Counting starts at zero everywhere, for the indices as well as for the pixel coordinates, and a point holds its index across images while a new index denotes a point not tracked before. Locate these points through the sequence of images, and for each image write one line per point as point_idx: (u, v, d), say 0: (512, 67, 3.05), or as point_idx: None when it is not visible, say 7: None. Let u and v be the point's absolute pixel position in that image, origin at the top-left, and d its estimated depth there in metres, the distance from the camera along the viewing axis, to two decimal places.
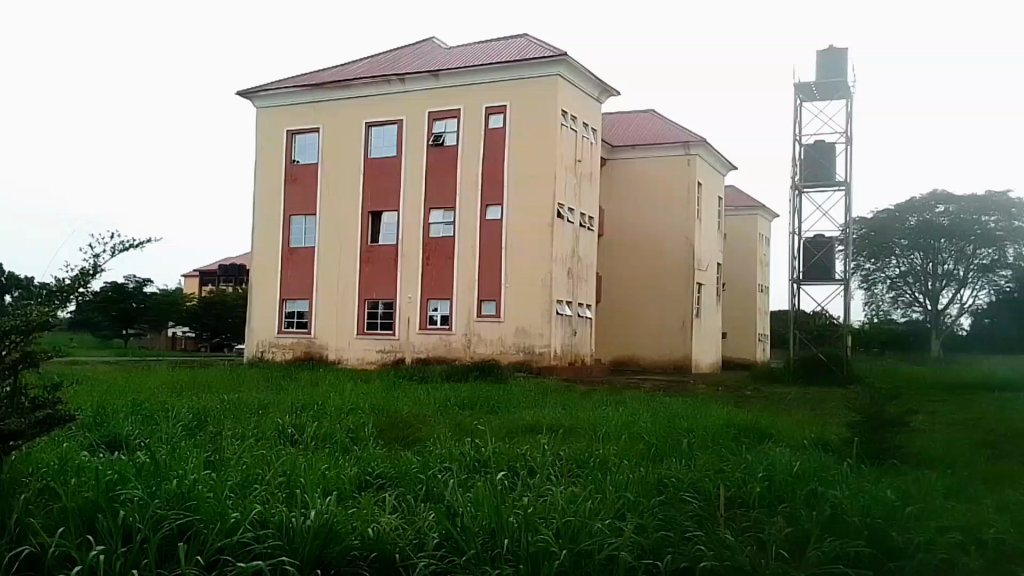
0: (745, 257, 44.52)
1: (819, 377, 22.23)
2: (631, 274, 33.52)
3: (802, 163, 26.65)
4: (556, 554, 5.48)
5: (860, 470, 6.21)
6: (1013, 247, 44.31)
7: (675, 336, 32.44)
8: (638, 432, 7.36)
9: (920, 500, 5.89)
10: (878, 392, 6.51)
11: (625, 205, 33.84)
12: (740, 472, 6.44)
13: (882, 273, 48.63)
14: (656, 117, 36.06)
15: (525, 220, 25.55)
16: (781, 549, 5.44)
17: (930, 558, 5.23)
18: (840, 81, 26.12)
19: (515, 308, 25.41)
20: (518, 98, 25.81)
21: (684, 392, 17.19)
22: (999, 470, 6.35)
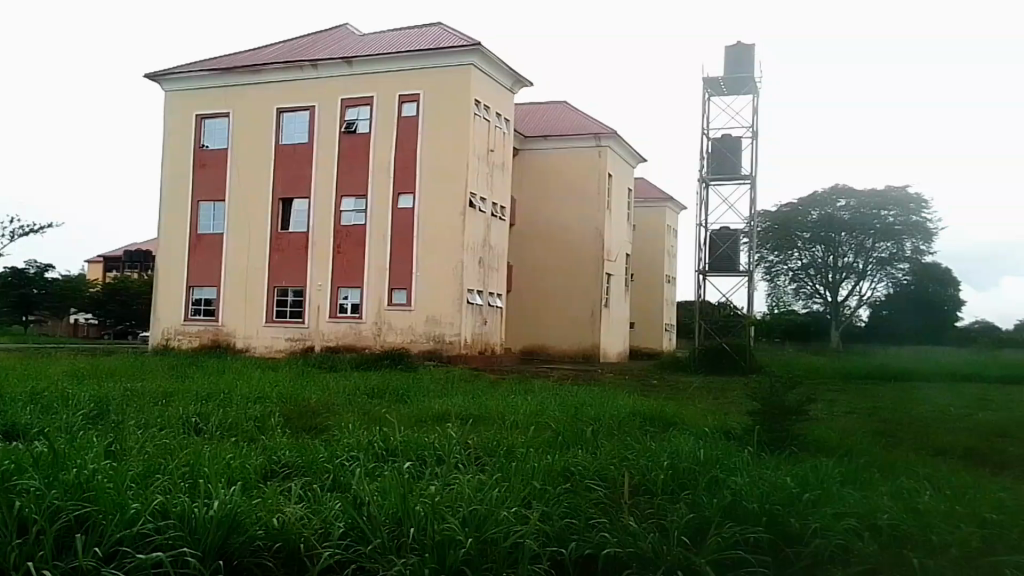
0: (655, 249, 45.53)
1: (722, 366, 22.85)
2: (542, 266, 33.50)
3: (709, 157, 26.74)
4: (462, 543, 5.47)
5: (762, 457, 6.25)
6: None
7: (584, 327, 32.73)
8: (547, 421, 7.38)
9: (817, 486, 5.88)
10: (779, 381, 6.62)
11: (537, 194, 33.76)
12: (645, 459, 6.51)
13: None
14: (568, 107, 36.16)
15: (437, 209, 25.38)
16: (682, 536, 5.54)
17: (826, 543, 5.31)
18: (748, 76, 26.35)
19: (427, 297, 25.27)
20: (430, 86, 25.61)
21: (592, 380, 17.61)
22: (894, 458, 6.41)
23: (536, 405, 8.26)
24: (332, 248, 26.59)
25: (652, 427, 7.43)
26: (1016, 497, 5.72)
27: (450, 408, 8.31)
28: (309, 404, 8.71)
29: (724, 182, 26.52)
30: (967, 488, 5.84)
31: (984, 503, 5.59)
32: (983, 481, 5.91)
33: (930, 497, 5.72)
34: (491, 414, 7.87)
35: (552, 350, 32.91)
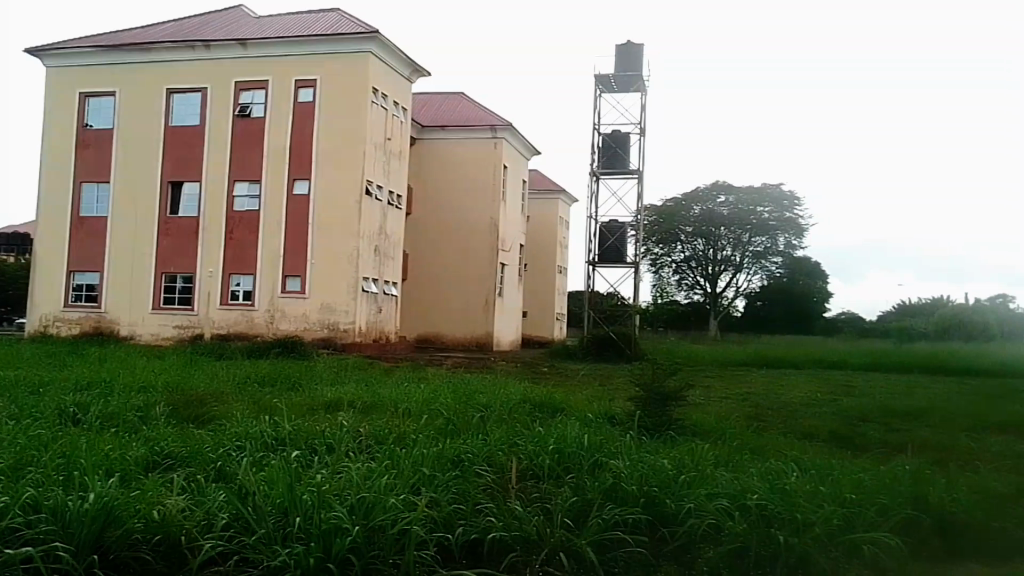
0: (550, 241, 46.15)
1: (609, 355, 23.46)
2: (437, 254, 32.76)
3: (600, 151, 27.26)
4: (348, 531, 5.40)
5: (642, 442, 6.45)
6: (784, 236, 41.61)
7: (478, 315, 32.29)
8: (437, 408, 7.49)
9: (693, 468, 6.13)
10: (661, 368, 6.99)
11: (434, 181, 32.89)
12: (532, 445, 6.64)
13: (671, 257, 46.51)
14: (463, 97, 35.11)
15: (332, 196, 25.04)
16: (566, 518, 5.70)
17: (700, 523, 5.54)
18: (635, 75, 27.01)
19: (322, 284, 24.84)
20: (326, 72, 25.24)
21: (483, 368, 17.96)
22: (762, 441, 6.77)
23: (430, 393, 8.45)
24: (223, 233, 25.83)
25: (538, 412, 7.61)
26: (873, 476, 6.08)
27: (341, 396, 8.48)
28: (195, 392, 8.63)
29: (614, 177, 27.17)
30: (832, 469, 6.16)
31: (846, 483, 5.91)
32: (844, 465, 6.26)
33: (797, 477, 6.00)
34: (383, 401, 8.00)
35: (446, 339, 32.39)
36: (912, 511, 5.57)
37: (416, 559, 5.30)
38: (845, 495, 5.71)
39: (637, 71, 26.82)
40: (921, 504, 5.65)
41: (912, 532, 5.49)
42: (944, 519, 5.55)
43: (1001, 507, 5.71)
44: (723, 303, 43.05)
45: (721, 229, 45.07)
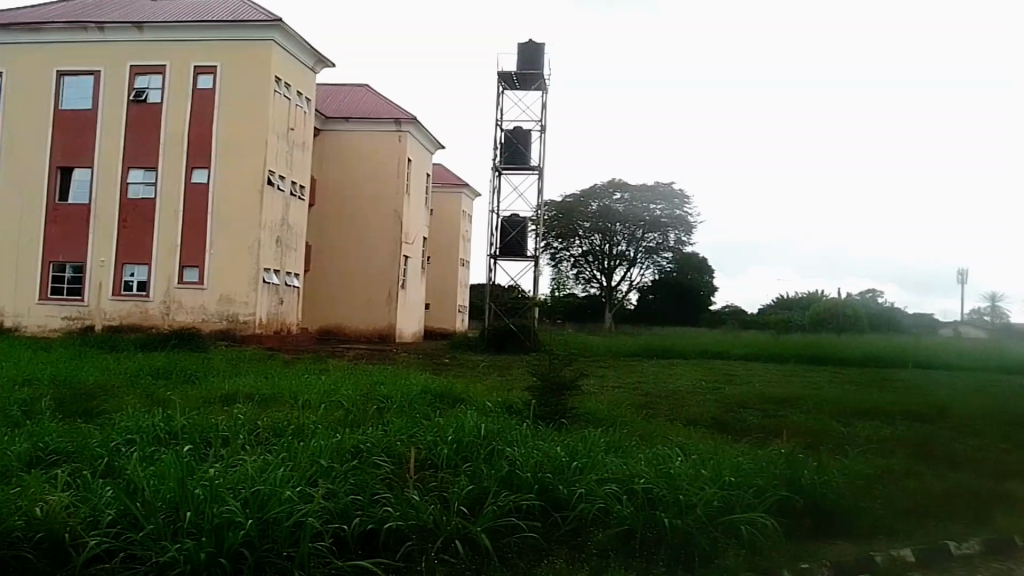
0: (453, 234, 46.43)
1: (509, 346, 24.11)
2: (339, 244, 31.67)
3: (502, 147, 27.53)
4: (242, 524, 5.24)
5: (536, 431, 6.67)
6: (672, 233, 52.94)
7: (379, 307, 31.38)
8: (337, 400, 7.56)
9: (585, 455, 6.35)
10: (556, 357, 7.29)
11: (338, 171, 31.79)
12: (431, 436, 6.73)
13: (568, 252, 53.14)
14: (369, 90, 34.26)
15: (232, 185, 24.42)
16: (461, 506, 5.79)
17: (589, 508, 5.75)
18: (538, 73, 27.40)
19: (221, 274, 24.20)
20: (228, 59, 24.57)
21: (386, 359, 17.95)
22: (650, 429, 7.13)
23: (329, 384, 8.59)
24: (116, 221, 24.76)
25: (437, 404, 7.86)
26: (752, 461, 6.41)
27: (238, 388, 8.50)
28: (83, 386, 8.46)
29: (516, 172, 27.51)
30: (713, 454, 6.50)
31: (726, 467, 6.23)
32: (724, 450, 6.59)
33: (682, 461, 6.30)
34: (281, 394, 8.07)
35: (347, 332, 31.32)
36: (787, 491, 5.88)
37: (312, 551, 5.23)
38: (724, 478, 6.00)
39: (538, 70, 27.28)
40: (797, 486, 5.93)
41: (787, 511, 5.81)
42: (816, 498, 5.85)
43: (871, 488, 6.17)
44: (615, 294, 52.52)
45: (617, 226, 52.34)
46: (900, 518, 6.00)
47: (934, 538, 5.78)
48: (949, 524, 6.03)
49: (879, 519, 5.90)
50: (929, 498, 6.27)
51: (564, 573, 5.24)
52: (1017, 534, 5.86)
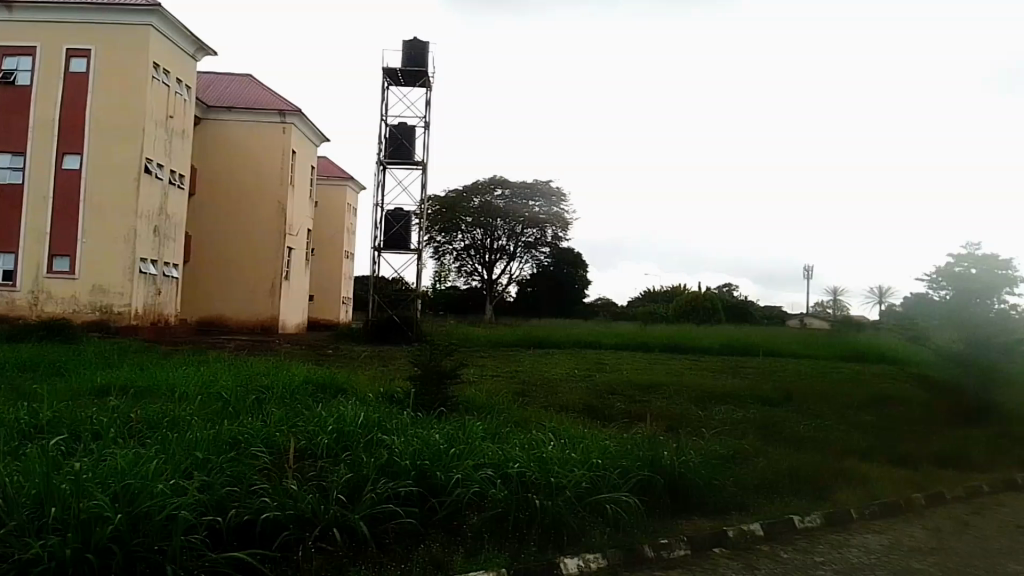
0: (338, 226, 47.18)
1: (391, 338, 25.90)
2: (219, 234, 30.79)
3: (387, 141, 27.85)
4: (111, 519, 4.96)
5: (415, 420, 6.88)
6: (550, 229, 56.34)
7: (263, 297, 30.79)
8: (215, 393, 7.56)
9: (463, 442, 6.57)
10: (436, 349, 7.63)
11: (221, 160, 30.96)
12: (310, 427, 6.78)
13: (450, 246, 55.55)
14: (252, 81, 33.62)
15: (105, 171, 23.40)
16: (340, 494, 5.77)
17: (465, 493, 5.89)
18: (421, 72, 27.73)
19: (95, 264, 23.15)
20: (103, 42, 23.53)
21: (269, 350, 17.96)
22: (523, 417, 7.55)
23: (207, 376, 8.65)
24: None
25: (318, 396, 8.11)
26: (618, 444, 6.80)
27: (111, 380, 8.45)
28: None
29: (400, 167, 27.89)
30: (583, 440, 6.84)
31: (593, 450, 6.58)
32: (593, 435, 6.98)
33: (553, 445, 6.61)
34: (160, 386, 8.06)
35: (229, 323, 30.52)
36: (649, 472, 6.29)
37: (184, 544, 5.02)
38: (592, 461, 6.34)
39: (422, 68, 27.64)
40: (658, 466, 6.35)
41: (648, 491, 6.21)
42: (674, 477, 6.31)
43: (724, 468, 6.69)
44: (496, 288, 56.15)
45: (498, 222, 55.11)
46: (750, 496, 6.55)
47: (780, 512, 6.30)
48: (793, 499, 6.61)
49: (730, 495, 6.44)
50: (776, 476, 6.89)
51: (440, 557, 5.37)
52: (852, 507, 6.48)
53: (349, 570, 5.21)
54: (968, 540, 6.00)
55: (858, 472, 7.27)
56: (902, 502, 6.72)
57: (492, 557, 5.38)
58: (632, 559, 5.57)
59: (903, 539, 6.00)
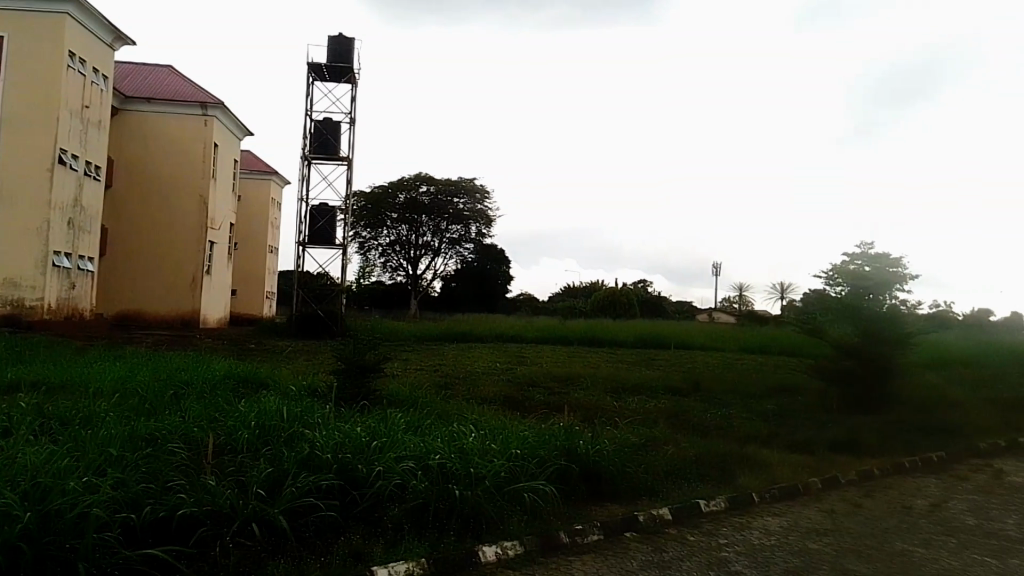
0: (262, 221, 46.73)
1: (314, 331, 25.79)
2: (139, 225, 29.83)
3: (312, 137, 28.12)
4: (18, 518, 4.79)
5: (338, 414, 7.01)
6: (474, 225, 57.14)
7: (184, 291, 30.02)
8: (132, 389, 7.50)
9: (385, 435, 6.68)
10: (360, 343, 7.88)
11: (141, 151, 30.01)
12: (230, 422, 6.79)
13: (376, 242, 55.94)
14: (171, 72, 32.68)
15: (16, 161, 22.37)
16: (259, 489, 5.73)
17: (386, 485, 5.99)
18: (344, 68, 27.72)
19: (5, 256, 22.12)
20: (15, 28, 22.46)
21: (189, 346, 17.75)
22: (445, 410, 7.87)
23: (123, 371, 8.60)
24: None
25: (239, 390, 8.23)
26: (536, 434, 7.05)
27: (24, 376, 8.33)
28: None
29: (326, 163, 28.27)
30: (502, 430, 7.06)
31: (513, 441, 6.79)
32: (511, 425, 7.22)
33: (474, 436, 6.77)
34: (77, 381, 7.99)
35: (145, 315, 29.66)
36: (564, 461, 6.58)
37: (97, 542, 4.88)
38: (511, 451, 6.54)
39: (347, 64, 27.69)
40: (573, 455, 6.66)
41: (564, 479, 6.50)
42: (587, 465, 6.63)
43: (635, 456, 7.06)
44: (421, 283, 56.81)
45: (422, 218, 55.45)
46: (660, 482, 6.91)
47: (689, 497, 6.65)
48: (700, 485, 6.99)
49: (641, 482, 6.78)
50: (685, 464, 7.30)
51: (361, 548, 5.41)
52: (755, 491, 6.91)
53: (268, 564, 5.19)
54: (858, 519, 6.46)
55: (760, 459, 7.77)
56: (799, 487, 7.16)
57: (412, 546, 5.45)
58: (547, 544, 5.78)
59: (801, 520, 6.40)
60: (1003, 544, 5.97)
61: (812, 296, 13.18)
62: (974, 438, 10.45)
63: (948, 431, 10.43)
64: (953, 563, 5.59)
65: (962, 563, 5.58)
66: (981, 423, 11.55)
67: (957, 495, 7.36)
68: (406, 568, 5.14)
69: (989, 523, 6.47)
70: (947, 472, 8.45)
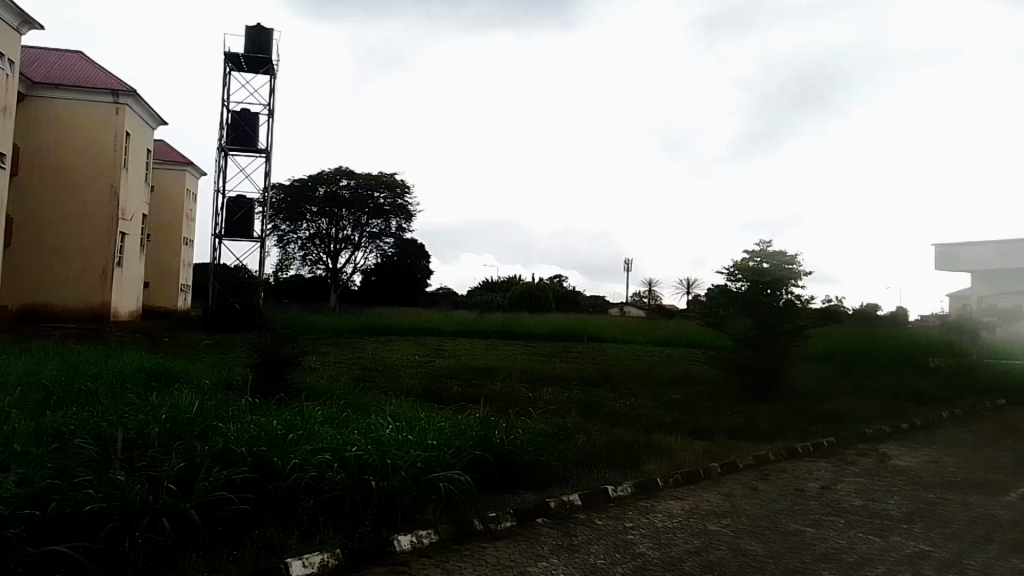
0: (177, 213, 46.05)
1: (230, 324, 27.10)
2: (44, 215, 28.54)
3: (229, 127, 29.74)
4: None
5: (256, 406, 7.44)
6: (395, 220, 57.10)
7: (93, 284, 28.91)
8: (38, 383, 7.39)
9: (301, 428, 6.75)
10: (278, 336, 8.22)
11: (47, 137, 28.72)
12: (141, 417, 6.75)
13: (295, 235, 54.88)
14: (79, 57, 31.53)
15: None
16: (171, 484, 5.62)
17: (301, 477, 5.97)
18: (263, 59, 29.06)
19: None
20: None
21: (96, 339, 17.24)
22: (364, 405, 8.26)
23: (30, 363, 8.51)
24: None
25: (153, 385, 8.41)
26: (452, 426, 7.26)
27: None
28: None
29: (243, 153, 30.01)
30: (420, 422, 7.22)
31: (428, 432, 6.95)
32: (426, 417, 7.41)
33: (391, 428, 6.89)
34: None
35: (53, 308, 28.39)
36: (479, 450, 6.82)
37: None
38: (427, 442, 6.69)
39: (266, 55, 28.98)
40: (488, 446, 6.90)
41: (479, 469, 6.74)
42: (501, 454, 6.91)
43: (546, 445, 7.38)
44: (340, 276, 56.29)
45: (343, 212, 54.86)
46: (571, 469, 7.33)
47: (597, 484, 7.02)
48: (609, 471, 7.44)
49: (551, 470, 7.14)
50: (593, 451, 7.78)
51: (275, 541, 5.38)
52: (660, 476, 7.37)
53: (179, 559, 5.04)
54: (753, 502, 6.88)
55: (664, 446, 8.31)
56: (700, 471, 7.67)
57: (327, 538, 5.46)
58: (461, 533, 5.93)
59: (702, 503, 6.81)
60: (885, 523, 6.44)
61: (716, 291, 13.91)
62: (862, 424, 10.94)
63: (840, 418, 11.03)
64: (841, 541, 5.99)
65: (849, 541, 5.99)
66: (871, 408, 12.20)
67: (846, 478, 7.90)
68: (321, 559, 5.16)
69: (872, 503, 6.98)
70: (837, 456, 9.02)
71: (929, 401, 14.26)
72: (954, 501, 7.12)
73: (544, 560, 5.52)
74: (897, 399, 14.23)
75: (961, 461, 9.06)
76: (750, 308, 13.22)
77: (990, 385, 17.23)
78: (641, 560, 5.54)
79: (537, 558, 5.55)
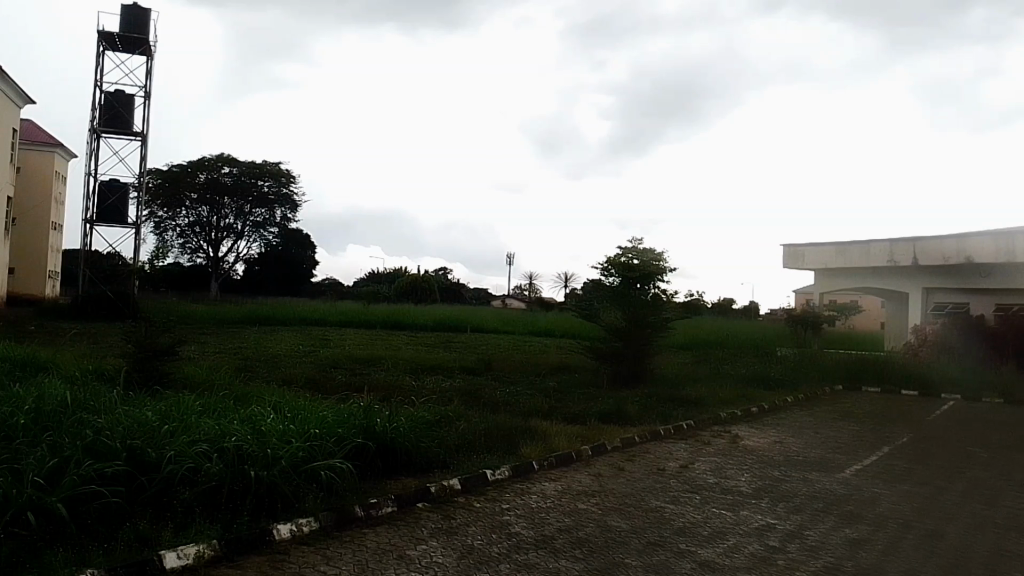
0: (46, 195, 43.25)
1: (103, 313, 25.77)
2: None
3: (102, 108, 28.10)
4: None
5: (130, 396, 7.30)
6: (281, 210, 55.35)
7: None
8: None
9: (177, 420, 6.66)
10: (154, 328, 8.07)
11: None
12: (1, 410, 6.42)
13: (173, 222, 52.61)
14: None
15: None
16: (39, 478, 5.40)
17: (176, 469, 5.84)
18: (139, 39, 27.58)
19: None
20: None
21: None
22: (244, 394, 8.25)
23: None
24: None
25: (19, 375, 8.07)
26: (335, 415, 7.38)
27: None
28: None
29: (117, 136, 28.45)
30: (302, 412, 7.28)
31: (311, 421, 7.02)
32: (309, 406, 7.49)
33: (273, 419, 6.91)
34: None
35: None
36: (362, 440, 6.99)
37: None
38: (309, 432, 6.77)
39: (142, 35, 27.54)
40: (371, 434, 7.10)
41: (360, 456, 6.92)
42: (383, 442, 7.12)
43: (426, 432, 7.66)
44: (223, 266, 54.39)
45: (224, 200, 52.86)
46: (451, 455, 7.65)
47: (476, 468, 7.37)
48: (488, 456, 7.82)
49: (433, 456, 7.44)
50: (474, 438, 8.12)
51: (147, 533, 5.27)
52: (535, 460, 7.79)
53: (46, 552, 4.84)
54: (620, 481, 7.42)
55: (540, 430, 8.79)
56: (572, 454, 8.16)
57: (202, 530, 5.40)
58: (342, 520, 6.04)
59: (573, 484, 7.28)
60: (736, 498, 7.09)
61: (589, 285, 14.51)
62: (717, 407, 11.85)
63: (702, 403, 11.88)
64: (696, 516, 6.55)
65: (705, 516, 6.55)
66: (729, 394, 13.16)
67: (703, 458, 8.59)
68: (197, 550, 5.12)
69: (725, 481, 7.64)
70: (694, 437, 9.75)
71: (775, 385, 15.59)
72: (797, 477, 7.90)
73: (423, 543, 5.73)
74: (750, 385, 15.44)
75: (802, 441, 10.02)
76: (619, 300, 14.12)
77: (828, 371, 18.88)
78: (516, 539, 5.86)
79: (416, 542, 5.75)
